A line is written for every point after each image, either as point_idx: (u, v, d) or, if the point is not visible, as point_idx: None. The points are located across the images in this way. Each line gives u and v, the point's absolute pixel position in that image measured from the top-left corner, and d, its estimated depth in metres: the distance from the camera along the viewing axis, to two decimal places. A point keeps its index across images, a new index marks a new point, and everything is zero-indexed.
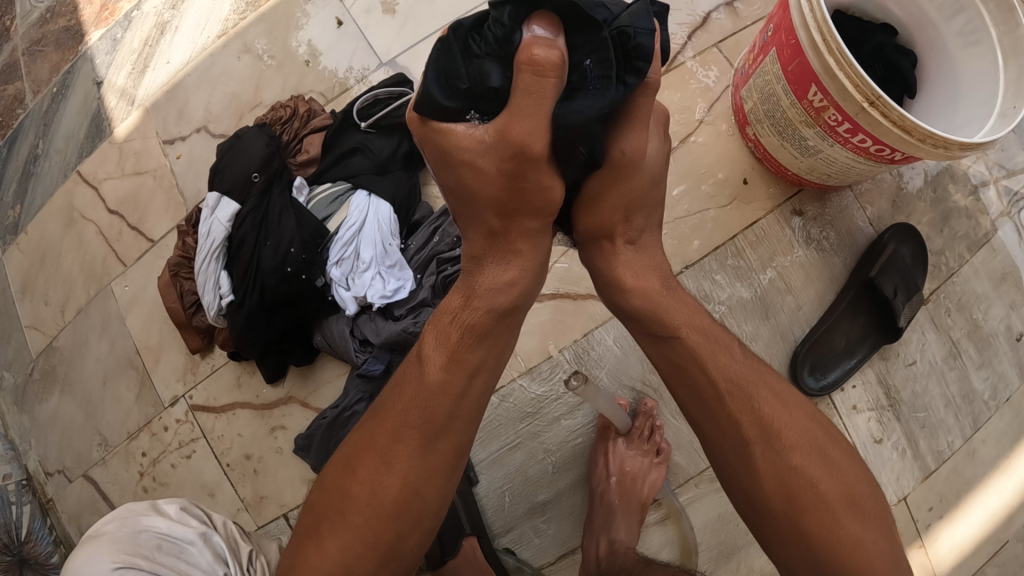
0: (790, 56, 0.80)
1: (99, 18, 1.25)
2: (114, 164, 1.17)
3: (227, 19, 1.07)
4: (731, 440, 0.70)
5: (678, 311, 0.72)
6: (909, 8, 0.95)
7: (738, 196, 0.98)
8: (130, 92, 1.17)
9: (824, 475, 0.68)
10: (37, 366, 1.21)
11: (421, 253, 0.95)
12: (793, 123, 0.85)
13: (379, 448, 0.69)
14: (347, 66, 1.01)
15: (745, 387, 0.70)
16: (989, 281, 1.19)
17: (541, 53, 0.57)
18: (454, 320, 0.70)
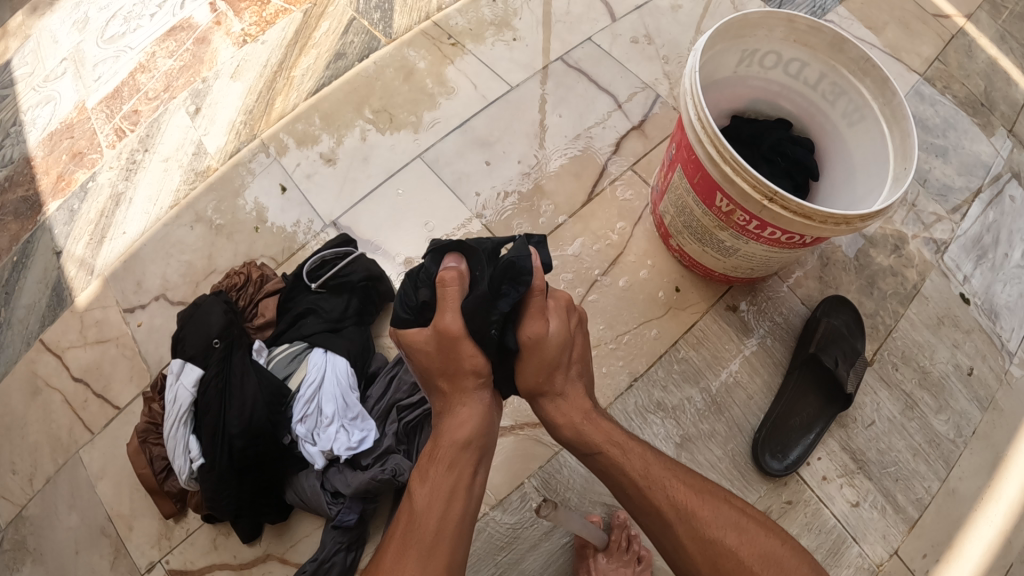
0: (693, 169, 0.87)
1: (55, 190, 1.29)
2: (77, 333, 1.19)
3: (178, 190, 1.14)
4: (656, 525, 0.76)
5: (597, 431, 0.80)
6: (796, 103, 1.06)
7: (672, 305, 1.03)
8: (89, 262, 1.21)
9: (745, 543, 0.72)
10: (3, 540, 1.13)
11: (381, 403, 1.00)
12: (709, 229, 0.92)
13: (380, 572, 0.69)
14: (294, 229, 1.07)
15: (655, 479, 0.76)
16: (927, 329, 1.27)
17: (445, 273, 0.78)
18: (428, 458, 0.77)
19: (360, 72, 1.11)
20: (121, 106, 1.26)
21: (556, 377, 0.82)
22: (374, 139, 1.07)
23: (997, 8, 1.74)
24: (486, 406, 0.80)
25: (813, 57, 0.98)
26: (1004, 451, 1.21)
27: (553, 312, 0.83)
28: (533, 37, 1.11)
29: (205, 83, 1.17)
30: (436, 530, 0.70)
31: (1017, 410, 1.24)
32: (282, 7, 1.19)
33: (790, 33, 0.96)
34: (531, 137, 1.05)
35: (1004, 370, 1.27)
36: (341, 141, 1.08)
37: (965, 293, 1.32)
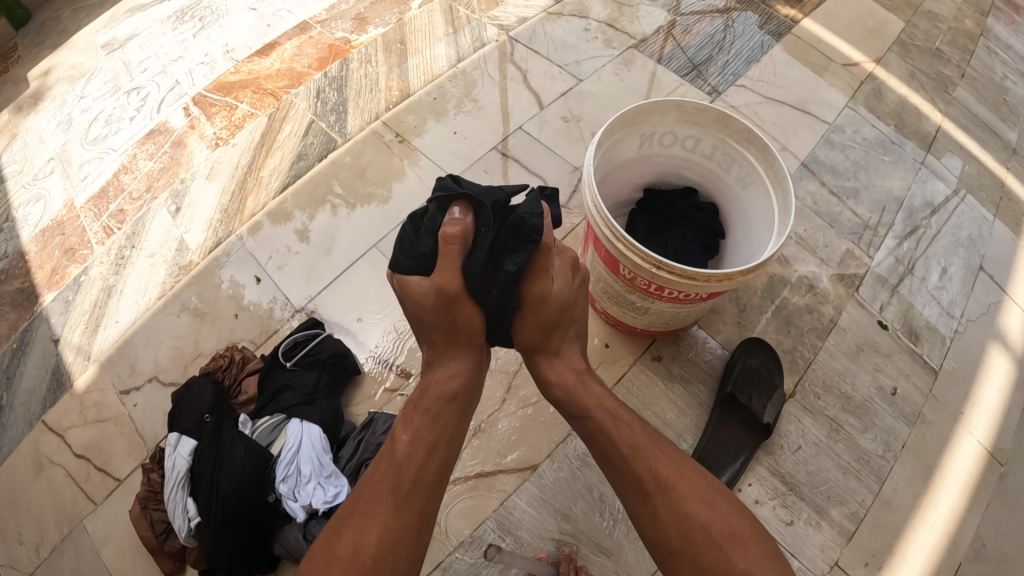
0: (598, 246, 1.03)
1: (50, 282, 1.42)
2: (78, 413, 1.31)
3: (164, 283, 1.29)
4: (635, 491, 0.85)
5: (587, 395, 0.92)
6: (698, 171, 1.20)
7: (602, 359, 1.21)
8: (86, 348, 1.35)
9: (716, 520, 0.81)
10: None
11: (352, 461, 1.11)
12: (622, 293, 1.07)
13: (359, 512, 0.81)
14: (270, 305, 1.22)
15: (642, 452, 0.86)
16: (847, 357, 1.41)
17: (451, 230, 0.88)
18: (416, 407, 0.90)
19: (317, 171, 1.26)
20: (108, 205, 1.41)
21: (553, 336, 0.95)
22: (334, 229, 1.23)
23: (907, 47, 1.88)
24: (476, 360, 0.95)
25: (705, 133, 1.11)
26: (937, 459, 1.34)
27: (554, 271, 0.93)
28: (468, 131, 1.27)
29: (183, 184, 1.34)
30: (417, 468, 0.84)
31: (944, 422, 1.38)
32: (248, 111, 1.34)
33: (681, 116, 1.09)
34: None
35: (927, 387, 1.42)
36: (314, 217, 1.24)
37: (883, 320, 1.46)
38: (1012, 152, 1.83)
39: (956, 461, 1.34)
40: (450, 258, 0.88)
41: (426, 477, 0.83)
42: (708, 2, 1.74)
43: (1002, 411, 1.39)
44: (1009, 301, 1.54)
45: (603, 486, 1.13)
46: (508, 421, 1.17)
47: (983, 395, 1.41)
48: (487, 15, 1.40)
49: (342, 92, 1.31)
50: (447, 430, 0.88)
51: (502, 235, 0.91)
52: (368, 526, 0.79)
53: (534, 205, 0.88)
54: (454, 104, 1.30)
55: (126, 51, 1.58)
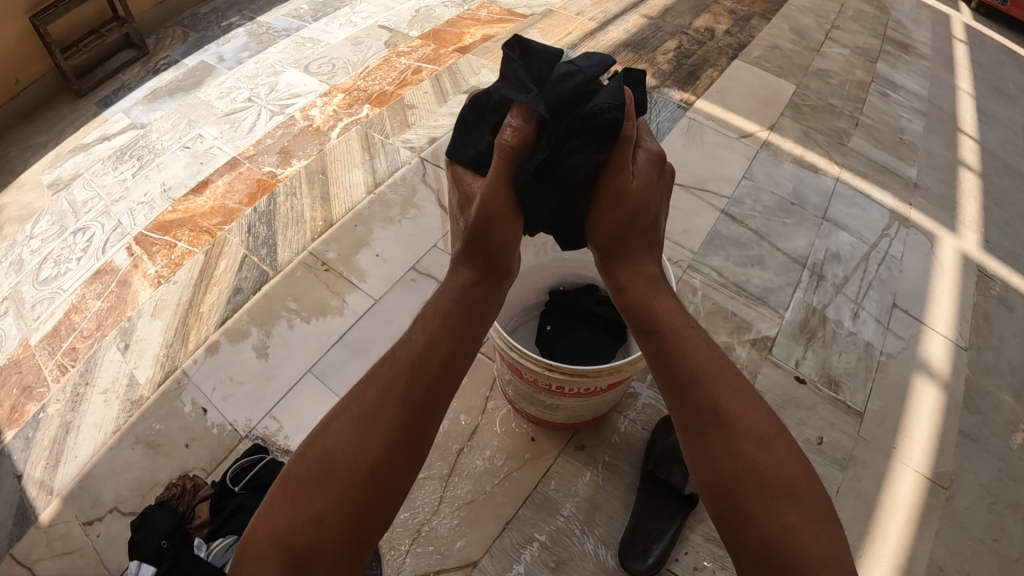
0: (501, 356, 1.17)
1: (9, 420, 1.46)
2: (45, 546, 1.30)
3: (117, 417, 1.38)
4: (694, 417, 0.86)
5: (658, 308, 0.92)
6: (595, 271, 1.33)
7: (529, 453, 1.31)
8: (49, 482, 1.38)
9: (772, 464, 0.81)
10: None
11: None
12: (531, 394, 1.19)
13: (366, 412, 0.81)
14: (236, 424, 1.28)
15: (708, 382, 0.86)
16: None
17: (508, 136, 0.88)
18: (435, 311, 0.91)
19: (255, 301, 1.37)
20: (60, 343, 1.49)
21: (627, 236, 0.94)
22: (276, 339, 1.33)
23: (800, 108, 2.04)
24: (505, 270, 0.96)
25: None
26: (877, 497, 1.40)
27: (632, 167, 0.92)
28: (388, 252, 1.39)
29: (130, 321, 1.43)
30: (426, 369, 0.85)
31: (878, 459, 1.45)
32: (187, 249, 1.46)
33: None
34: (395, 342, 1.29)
35: (855, 431, 1.49)
36: (272, 332, 1.34)
37: (800, 373, 1.57)
38: (914, 188, 1.99)
39: (894, 494, 1.41)
40: (504, 168, 0.89)
41: (426, 382, 0.84)
42: None
43: (936, 439, 1.49)
44: (930, 330, 1.67)
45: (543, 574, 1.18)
46: (445, 523, 1.22)
47: (914, 427, 1.51)
48: (399, 138, 1.57)
49: (272, 226, 1.44)
50: (450, 333, 0.88)
51: (570, 130, 0.90)
52: (372, 437, 0.79)
53: (615, 98, 0.86)
54: (398, 212, 1.45)
55: (70, 191, 1.70)
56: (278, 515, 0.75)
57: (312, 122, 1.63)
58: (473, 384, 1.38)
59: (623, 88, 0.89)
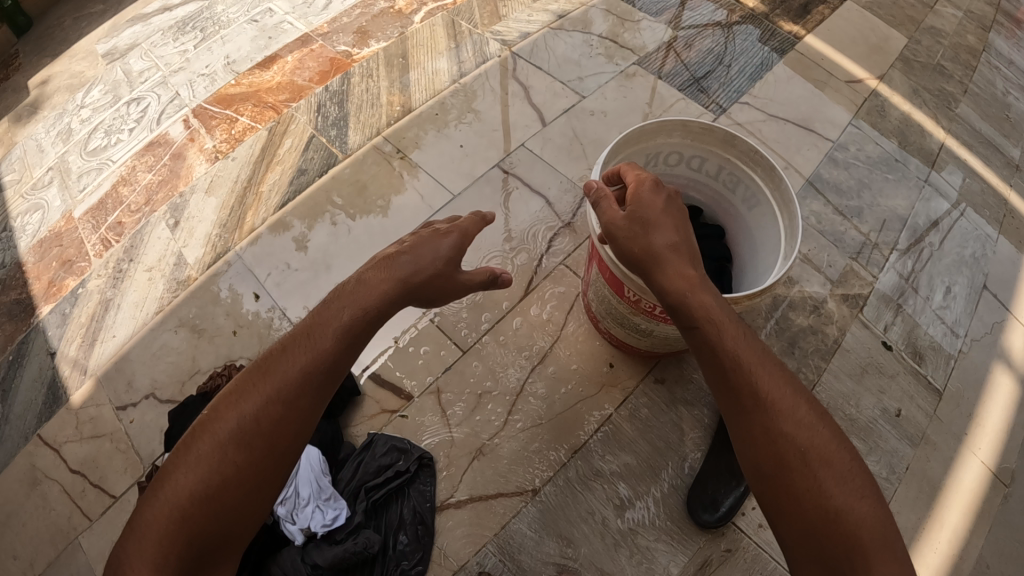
0: (603, 266, 1.01)
1: (47, 294, 1.38)
2: (73, 428, 1.29)
3: (162, 297, 1.26)
4: (735, 405, 0.75)
5: (698, 299, 0.77)
6: (705, 193, 1.25)
7: (606, 381, 1.17)
8: (82, 362, 1.31)
9: (818, 443, 0.69)
10: None
11: (351, 484, 1.05)
12: (626, 314, 1.05)
13: (261, 386, 0.72)
14: (269, 314, 1.18)
15: (747, 363, 0.73)
16: (851, 378, 1.37)
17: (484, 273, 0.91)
18: (354, 293, 0.79)
19: (317, 186, 1.25)
20: (106, 216, 1.39)
21: (660, 250, 0.81)
22: (346, 215, 1.22)
23: (910, 63, 1.85)
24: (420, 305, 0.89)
25: (711, 153, 1.14)
26: (941, 481, 1.29)
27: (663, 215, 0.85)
28: (472, 146, 1.28)
29: (182, 198, 1.33)
30: (340, 335, 0.76)
31: (949, 443, 1.33)
32: (249, 124, 1.35)
33: (687, 135, 1.12)
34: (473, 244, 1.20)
35: (932, 409, 1.37)
36: (313, 227, 1.22)
37: (887, 340, 1.43)
38: (1015, 169, 1.81)
39: (960, 481, 1.29)
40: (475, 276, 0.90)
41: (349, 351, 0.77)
42: (710, 16, 1.69)
43: (1009, 431, 1.36)
44: (1014, 320, 1.52)
45: (605, 510, 1.10)
46: (509, 445, 1.10)
47: (986, 415, 1.38)
48: (489, 30, 1.44)
49: (343, 107, 1.33)
50: (388, 304, 0.80)
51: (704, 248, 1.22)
52: (287, 414, 0.72)
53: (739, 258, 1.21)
54: (480, 110, 1.33)
55: (126, 60, 1.59)
56: (156, 508, 0.66)
57: (393, 4, 1.50)
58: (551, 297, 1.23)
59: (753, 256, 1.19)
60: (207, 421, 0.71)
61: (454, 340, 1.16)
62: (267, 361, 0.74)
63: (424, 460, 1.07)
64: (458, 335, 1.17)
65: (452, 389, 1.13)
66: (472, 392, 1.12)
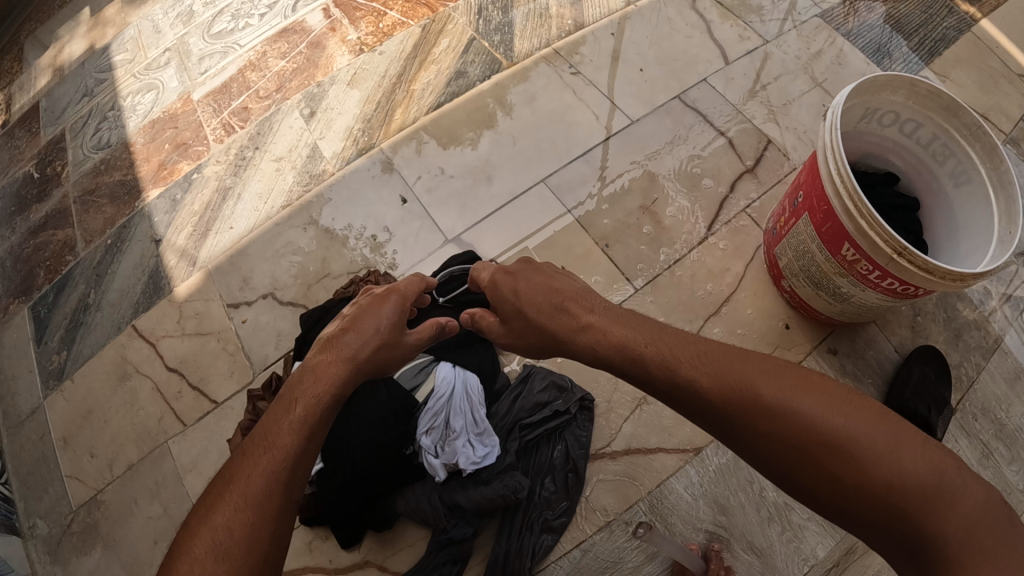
0: (822, 219, 0.94)
1: (156, 177, 1.28)
2: (174, 322, 1.18)
3: (291, 191, 1.15)
4: (715, 425, 0.67)
5: (607, 344, 0.73)
6: (907, 159, 1.11)
7: (779, 341, 1.09)
8: (192, 253, 1.20)
9: (797, 414, 0.61)
10: (76, 518, 1.18)
11: (504, 420, 0.95)
12: (828, 274, 0.98)
13: (232, 486, 0.61)
14: (345, 233, 1.10)
15: (693, 383, 0.66)
16: (1005, 382, 1.18)
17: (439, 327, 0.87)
18: (309, 378, 0.72)
19: (479, 90, 1.16)
20: (230, 101, 1.28)
21: (569, 320, 0.77)
22: (432, 142, 1.12)
23: None
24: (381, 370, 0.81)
25: (927, 120, 1.04)
26: None
27: (551, 291, 0.81)
28: (652, 72, 1.22)
29: (319, 88, 1.22)
30: (302, 416, 0.67)
31: None
32: (399, 20, 1.25)
33: (910, 96, 1.02)
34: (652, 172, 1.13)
35: None
36: (395, 151, 1.12)
37: None
38: None
39: None
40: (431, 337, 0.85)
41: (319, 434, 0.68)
42: None
43: None
44: None
45: (763, 479, 0.98)
46: None
47: None
48: None
49: (508, 14, 1.24)
50: (344, 382, 0.72)
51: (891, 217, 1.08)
52: (275, 516, 0.61)
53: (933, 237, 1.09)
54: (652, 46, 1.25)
55: None
56: None
57: None
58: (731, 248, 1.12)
59: (951, 236, 1.06)
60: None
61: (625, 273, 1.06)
62: (235, 464, 0.64)
63: (585, 404, 0.98)
64: (633, 272, 1.06)
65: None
66: None
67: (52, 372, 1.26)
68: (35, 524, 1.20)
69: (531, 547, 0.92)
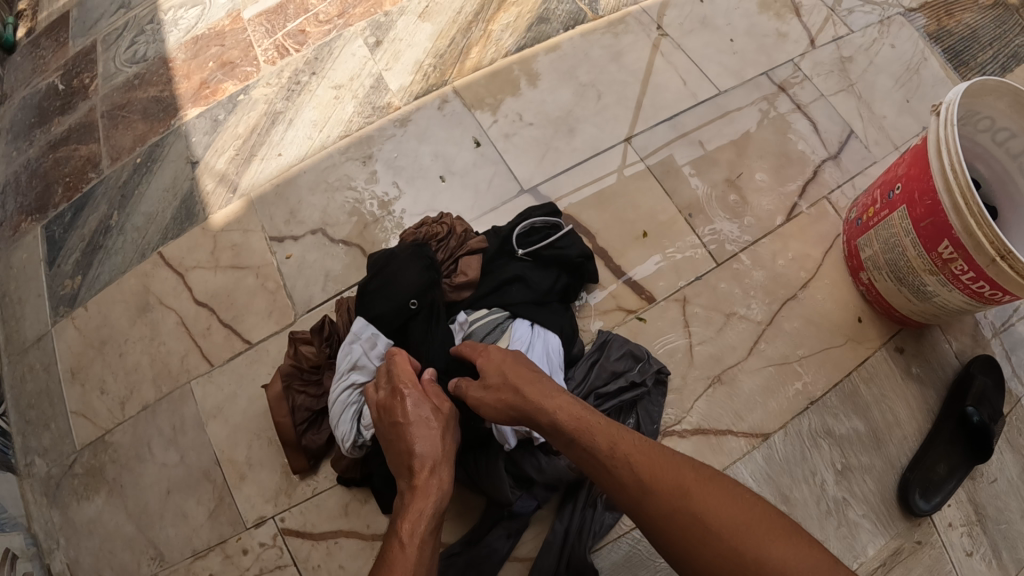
0: (922, 214, 0.86)
1: (197, 96, 1.22)
2: (207, 254, 1.09)
3: (350, 121, 1.12)
4: (630, 503, 0.64)
5: (564, 409, 0.71)
6: (993, 167, 0.98)
7: (852, 336, 1.00)
8: (232, 178, 1.13)
9: (713, 507, 0.60)
10: (80, 459, 1.08)
11: (579, 388, 0.86)
12: (916, 270, 0.90)
13: None
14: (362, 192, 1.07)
15: (621, 455, 0.66)
16: None
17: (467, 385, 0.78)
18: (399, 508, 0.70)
19: (558, 38, 1.15)
20: (285, 23, 1.23)
21: (540, 390, 0.73)
22: (456, 101, 1.10)
23: None
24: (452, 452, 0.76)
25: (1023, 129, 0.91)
26: None
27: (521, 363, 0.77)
28: (742, 45, 1.18)
29: (386, 17, 1.19)
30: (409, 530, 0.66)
31: None
32: None
33: (1014, 105, 0.89)
34: (736, 142, 1.09)
35: None
36: (420, 108, 1.11)
37: None
38: None
39: None
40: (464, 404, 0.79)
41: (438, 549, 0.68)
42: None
43: None
44: None
45: (825, 473, 0.93)
46: (748, 381, 0.95)
47: None
48: None
49: None
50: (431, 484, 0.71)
51: None
52: None
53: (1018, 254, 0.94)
54: (732, 17, 1.21)
55: None
56: None
57: None
58: (814, 230, 1.05)
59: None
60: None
61: (703, 244, 1.01)
62: None
63: (658, 377, 0.91)
64: (713, 246, 1.01)
65: (701, 300, 0.97)
66: (718, 311, 0.97)
67: (64, 297, 1.17)
68: (33, 462, 1.11)
69: (592, 526, 0.85)
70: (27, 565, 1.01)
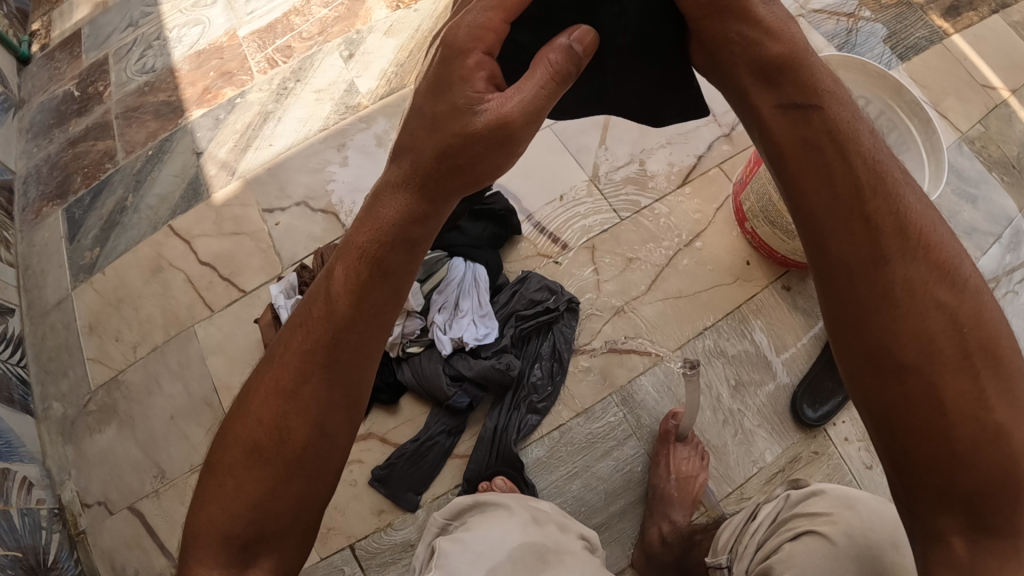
0: None
1: (201, 99, 1.46)
2: (210, 224, 1.31)
3: (328, 118, 1.36)
4: (859, 248, 0.49)
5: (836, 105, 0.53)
6: None
7: (739, 275, 1.21)
8: (231, 165, 1.36)
9: (985, 332, 0.48)
10: (94, 399, 1.26)
11: (502, 309, 1.12)
12: (782, 212, 1.08)
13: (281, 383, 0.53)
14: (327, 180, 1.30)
15: (892, 201, 0.50)
16: None
17: (556, 60, 0.52)
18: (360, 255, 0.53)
19: None
20: (274, 39, 1.49)
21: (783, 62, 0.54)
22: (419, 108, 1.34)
23: None
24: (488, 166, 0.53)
25: (876, 96, 1.16)
26: None
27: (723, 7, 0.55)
28: None
29: (358, 34, 1.45)
30: (355, 277, 0.53)
31: None
32: None
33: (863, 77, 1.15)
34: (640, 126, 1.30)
35: None
36: (389, 105, 1.36)
37: None
38: None
39: None
40: (536, 90, 0.51)
41: (375, 305, 0.54)
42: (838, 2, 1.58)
43: None
44: None
45: (720, 386, 1.14)
46: (650, 310, 1.17)
47: None
48: None
49: None
50: (407, 223, 0.53)
51: None
52: (339, 393, 0.54)
53: None
54: None
55: None
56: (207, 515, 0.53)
57: None
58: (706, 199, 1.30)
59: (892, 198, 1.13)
60: (219, 459, 0.54)
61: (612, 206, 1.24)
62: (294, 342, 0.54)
63: (571, 305, 1.14)
64: (623, 207, 1.24)
65: (607, 250, 1.20)
66: (624, 255, 1.20)
67: (83, 266, 1.37)
68: (50, 407, 1.28)
69: (517, 424, 1.07)
70: (41, 493, 1.18)
